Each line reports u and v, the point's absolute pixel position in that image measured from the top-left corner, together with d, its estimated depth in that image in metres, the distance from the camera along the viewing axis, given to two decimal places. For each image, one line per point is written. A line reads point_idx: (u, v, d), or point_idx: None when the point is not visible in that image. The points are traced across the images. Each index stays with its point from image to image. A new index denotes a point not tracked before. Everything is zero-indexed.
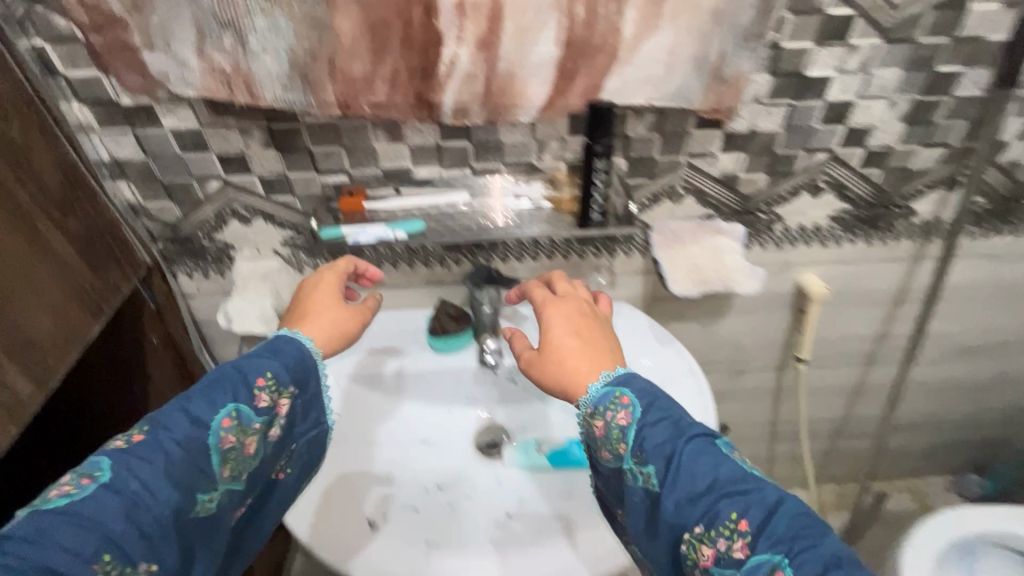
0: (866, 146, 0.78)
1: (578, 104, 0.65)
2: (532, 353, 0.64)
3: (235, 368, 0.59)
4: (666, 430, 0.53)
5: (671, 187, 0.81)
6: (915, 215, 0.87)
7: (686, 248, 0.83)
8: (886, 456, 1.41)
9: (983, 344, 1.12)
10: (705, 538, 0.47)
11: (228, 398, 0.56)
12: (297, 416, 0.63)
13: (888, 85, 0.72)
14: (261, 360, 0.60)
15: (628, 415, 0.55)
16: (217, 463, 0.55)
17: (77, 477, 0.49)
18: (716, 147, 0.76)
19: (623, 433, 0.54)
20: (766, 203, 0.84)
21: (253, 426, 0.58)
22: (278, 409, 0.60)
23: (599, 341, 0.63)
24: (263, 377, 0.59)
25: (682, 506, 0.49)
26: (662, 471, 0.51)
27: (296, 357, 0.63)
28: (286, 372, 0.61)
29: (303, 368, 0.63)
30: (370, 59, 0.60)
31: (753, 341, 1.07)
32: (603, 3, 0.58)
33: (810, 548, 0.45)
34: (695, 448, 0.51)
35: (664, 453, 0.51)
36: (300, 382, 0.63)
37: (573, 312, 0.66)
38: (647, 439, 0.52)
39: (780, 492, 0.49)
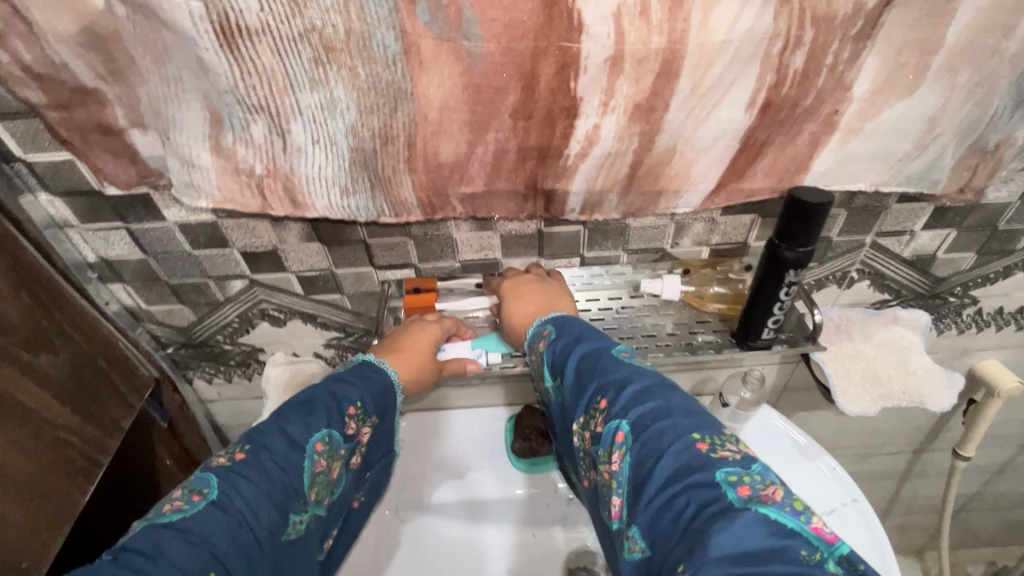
0: None
1: (761, 188, 0.45)
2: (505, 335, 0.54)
3: (329, 390, 0.45)
4: (568, 336, 0.46)
5: (843, 272, 0.60)
6: None
7: (854, 346, 0.63)
8: (1019, 533, 1.19)
9: None
10: (583, 424, 0.41)
11: (322, 422, 0.42)
12: (376, 441, 0.50)
13: None
14: (343, 375, 0.47)
15: (544, 334, 0.48)
16: (306, 486, 0.42)
17: (189, 492, 0.37)
18: (919, 224, 0.55)
19: (539, 353, 0.47)
20: (962, 285, 0.63)
21: (341, 452, 0.45)
22: (359, 437, 0.47)
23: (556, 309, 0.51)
24: (354, 406, 0.45)
25: (569, 399, 0.43)
26: (557, 371, 0.45)
27: (385, 384, 0.49)
28: (374, 396, 0.47)
29: (388, 400, 0.49)
30: (467, 138, 0.40)
31: (893, 426, 0.86)
32: (836, 50, 0.37)
33: (653, 412, 0.37)
34: (588, 346, 0.44)
35: (561, 359, 0.44)
36: (384, 406, 0.49)
37: (528, 280, 0.53)
38: (551, 349, 0.46)
39: (650, 373, 0.40)
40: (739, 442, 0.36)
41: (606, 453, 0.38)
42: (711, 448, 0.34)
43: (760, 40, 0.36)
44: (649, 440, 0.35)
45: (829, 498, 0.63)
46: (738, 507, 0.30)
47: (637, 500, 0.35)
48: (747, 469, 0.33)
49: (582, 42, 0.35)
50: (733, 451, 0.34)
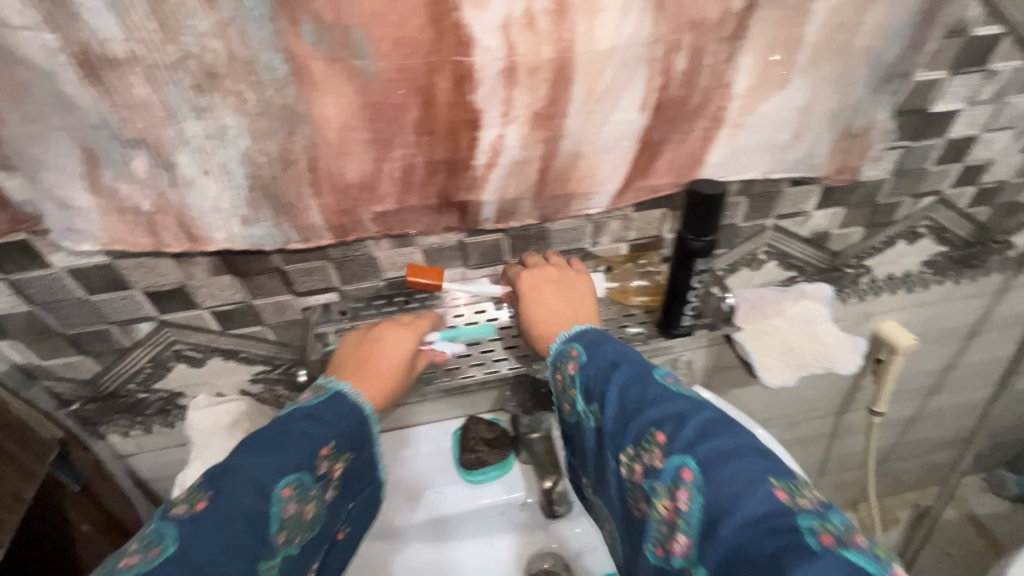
0: (977, 184, 0.64)
1: (663, 184, 0.47)
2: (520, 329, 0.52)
3: (300, 429, 0.41)
4: (604, 356, 0.41)
5: (751, 255, 0.64)
6: (1011, 248, 0.74)
7: (771, 323, 0.67)
8: (936, 474, 1.30)
9: None
10: (631, 456, 0.36)
11: (291, 463, 0.39)
12: (354, 479, 0.47)
13: (1018, 114, 0.57)
14: (314, 408, 0.43)
15: (572, 355, 0.43)
16: (274, 532, 0.38)
17: (145, 547, 0.35)
18: (811, 204, 0.60)
19: (567, 375, 0.43)
20: (856, 257, 0.68)
21: (314, 493, 0.41)
22: (334, 473, 0.44)
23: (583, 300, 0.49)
24: (327, 445, 0.42)
25: (612, 429, 0.38)
26: (594, 397, 0.40)
27: (356, 414, 0.45)
28: (347, 423, 0.45)
29: (362, 428, 0.46)
30: (371, 156, 0.39)
31: (815, 391, 0.92)
32: (712, 50, 0.39)
33: (725, 451, 0.33)
34: (632, 369, 0.39)
35: (599, 386, 0.39)
36: (362, 436, 0.46)
37: (551, 278, 0.50)
38: (586, 371, 0.41)
39: (707, 404, 0.37)
40: (809, 487, 0.34)
41: (666, 492, 0.34)
42: (791, 498, 0.31)
43: (643, 46, 0.38)
44: (722, 483, 0.32)
45: None
46: (830, 561, 0.28)
47: (709, 551, 0.31)
48: (829, 519, 0.30)
49: (474, 56, 0.36)
50: (813, 499, 0.32)
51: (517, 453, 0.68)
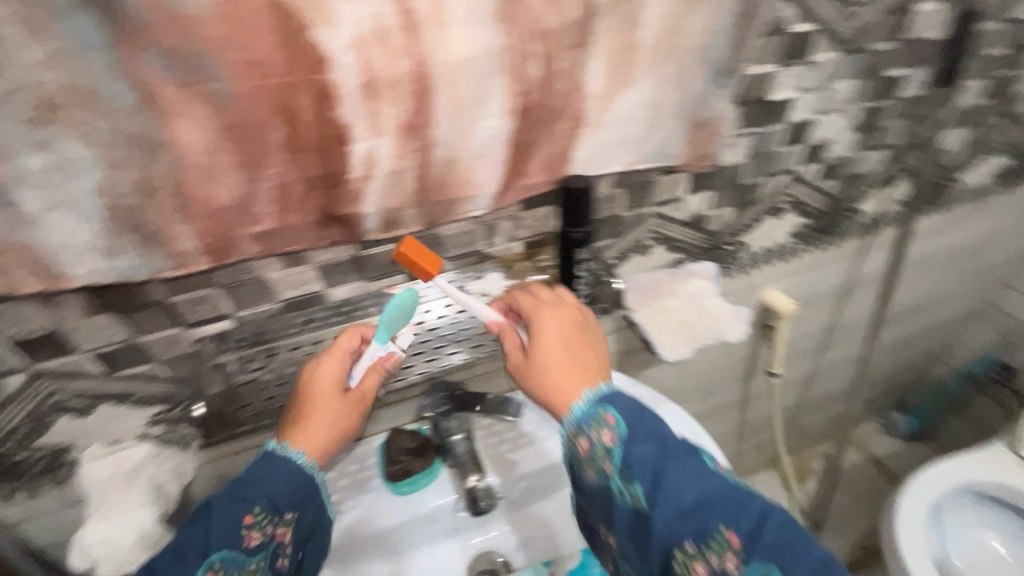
0: (822, 160, 0.72)
1: (539, 183, 0.50)
2: (519, 358, 0.50)
3: (223, 504, 0.46)
4: (649, 442, 0.42)
5: (639, 242, 0.69)
6: (861, 214, 0.84)
7: (663, 303, 0.73)
8: (839, 425, 1.43)
9: (914, 310, 1.14)
10: (700, 556, 0.39)
11: (212, 543, 0.44)
12: (309, 533, 0.51)
13: (843, 97, 0.66)
14: (247, 484, 0.47)
15: (609, 431, 0.43)
16: None
17: None
18: (683, 190, 0.66)
19: (607, 455, 0.43)
20: (732, 235, 0.75)
21: (253, 559, 0.46)
22: (279, 539, 0.48)
23: (596, 354, 0.49)
24: (252, 514, 0.46)
25: (671, 526, 0.40)
26: (647, 485, 0.41)
27: (296, 477, 0.49)
28: (285, 491, 0.48)
29: (306, 489, 0.50)
30: (241, 178, 0.39)
31: (720, 362, 1.00)
32: (562, 57, 0.43)
33: (798, 556, 0.37)
34: (688, 465, 0.41)
35: (653, 467, 0.41)
36: (305, 498, 0.50)
37: (572, 326, 0.50)
38: (632, 454, 0.42)
39: (764, 500, 0.41)
40: None
41: None
42: None
43: (496, 55, 0.41)
44: None
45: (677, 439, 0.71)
46: None
47: None
48: None
49: (331, 73, 0.37)
50: None
51: (442, 460, 0.68)
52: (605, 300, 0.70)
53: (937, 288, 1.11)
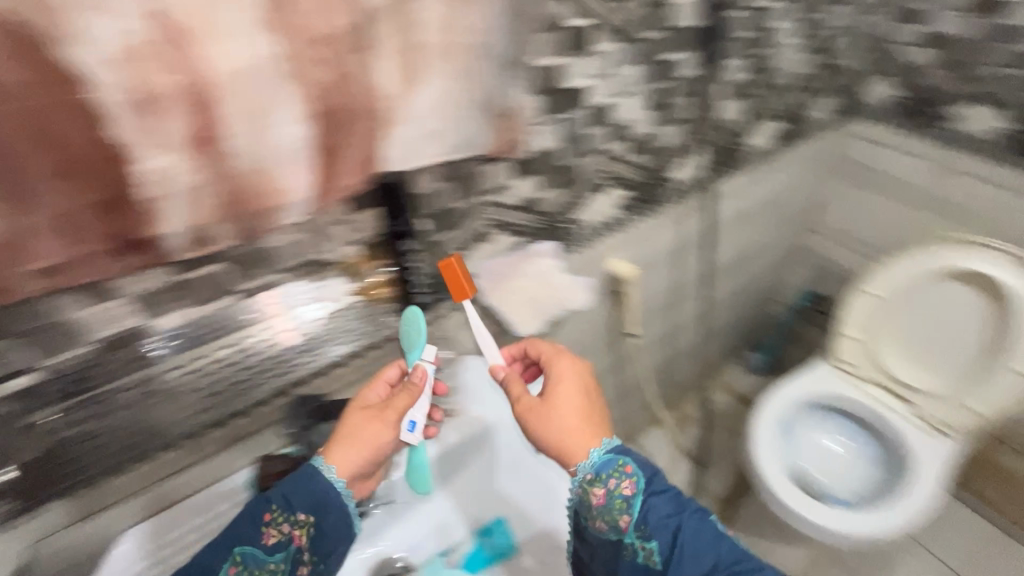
0: (629, 138, 0.82)
1: (355, 183, 0.52)
2: (532, 401, 0.62)
3: (256, 503, 0.55)
4: (667, 507, 0.54)
5: (479, 230, 0.73)
6: (674, 182, 0.96)
7: (515, 282, 0.78)
8: (705, 373, 1.61)
9: (740, 260, 1.32)
10: None
11: (237, 537, 0.54)
12: (326, 539, 0.58)
13: (632, 81, 0.75)
14: (277, 494, 0.55)
15: (630, 486, 0.55)
16: None
17: None
18: (509, 177, 0.71)
19: (626, 513, 0.54)
20: (564, 213, 0.82)
21: (270, 556, 0.54)
22: (296, 541, 0.56)
23: (602, 418, 0.61)
24: (269, 512, 0.55)
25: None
26: (662, 541, 0.52)
27: (323, 492, 0.57)
28: (306, 503, 0.56)
29: (327, 501, 0.57)
30: (7, 213, 0.37)
31: (588, 334, 1.08)
32: (346, 60, 0.45)
33: None
34: (699, 533, 0.52)
35: (669, 526, 0.52)
36: (322, 508, 0.57)
37: (577, 382, 0.63)
38: (650, 513, 0.53)
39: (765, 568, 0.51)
40: None
41: None
42: None
43: (277, 63, 0.42)
44: None
45: None
46: None
47: None
48: None
49: (93, 93, 0.36)
50: None
51: None
52: (451, 289, 0.74)
53: (753, 239, 1.30)
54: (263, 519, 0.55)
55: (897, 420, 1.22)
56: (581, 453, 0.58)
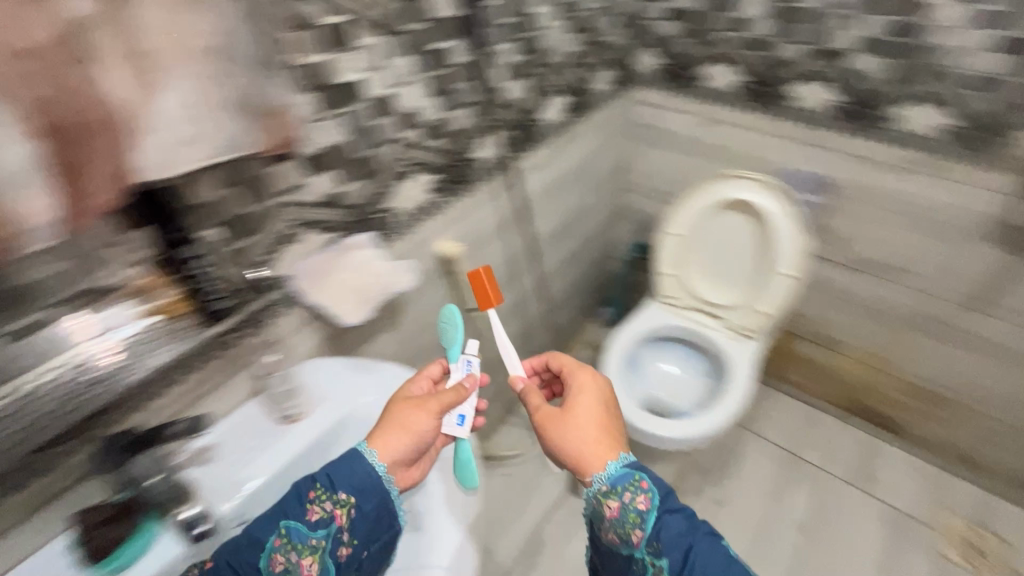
0: (421, 124, 0.88)
1: (111, 199, 0.51)
2: (549, 411, 0.76)
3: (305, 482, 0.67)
4: (677, 527, 0.61)
5: (282, 232, 0.75)
6: (479, 161, 1.04)
7: (333, 277, 0.81)
8: (563, 334, 1.76)
9: (565, 225, 1.47)
10: None
11: (288, 511, 0.64)
12: (365, 523, 0.69)
13: (406, 71, 0.81)
14: (323, 476, 0.67)
15: (642, 502, 0.64)
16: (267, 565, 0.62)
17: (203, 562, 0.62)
18: (303, 175, 0.73)
19: (640, 528, 0.63)
20: (374, 204, 0.86)
21: (310, 534, 0.64)
22: (336, 520, 0.66)
23: (613, 435, 0.74)
24: (314, 490, 0.66)
25: None
26: (669, 555, 0.60)
27: (365, 474, 0.69)
28: (350, 485, 0.68)
29: (368, 485, 0.69)
30: None
31: (435, 317, 1.14)
32: (62, 74, 0.44)
33: None
34: (704, 553, 0.60)
35: (678, 542, 0.60)
36: (363, 493, 0.68)
37: (591, 402, 0.76)
38: (663, 530, 0.62)
39: None
40: None
41: None
42: None
43: None
44: None
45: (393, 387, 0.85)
46: None
47: None
48: None
49: None
50: None
51: (159, 515, 0.63)
52: (257, 291, 0.75)
53: (572, 204, 1.46)
54: (308, 497, 0.66)
55: (712, 333, 1.44)
56: (593, 467, 0.70)
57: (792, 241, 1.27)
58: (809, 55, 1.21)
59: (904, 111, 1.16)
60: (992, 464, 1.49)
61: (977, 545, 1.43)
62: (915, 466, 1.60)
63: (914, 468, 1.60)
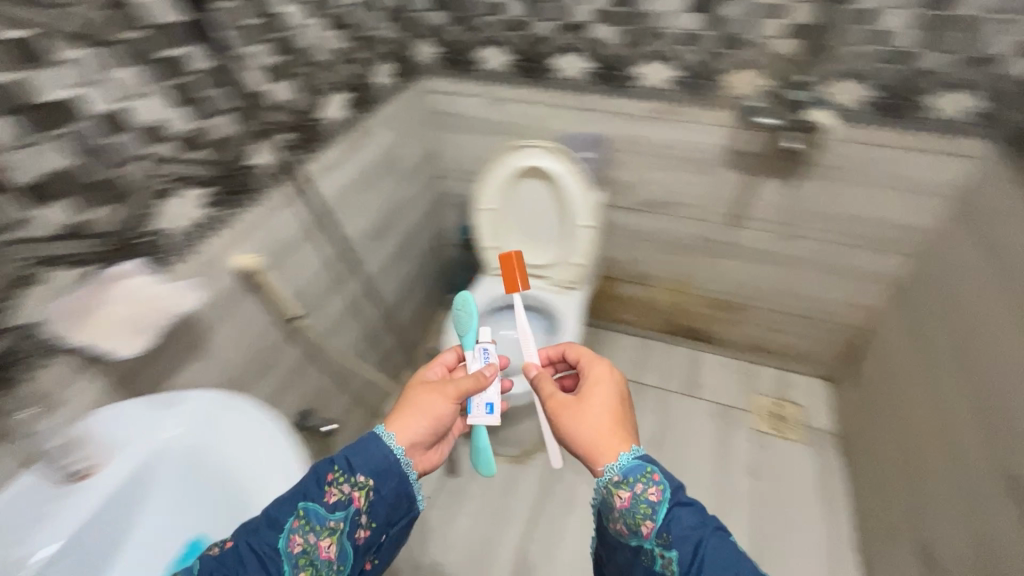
0: (172, 137, 0.84)
1: None
2: (562, 399, 0.80)
3: (327, 463, 0.71)
4: (689, 522, 0.64)
5: (17, 274, 0.68)
6: (260, 167, 1.02)
7: (101, 314, 0.74)
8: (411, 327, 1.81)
9: (381, 221, 1.50)
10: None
11: (306, 491, 0.67)
12: (382, 507, 0.73)
13: (133, 83, 0.77)
14: (342, 458, 0.71)
15: (654, 491, 0.67)
16: (282, 551, 0.64)
17: (219, 545, 0.64)
18: (25, 209, 0.68)
19: (649, 518, 0.66)
20: (135, 227, 0.81)
21: (328, 515, 0.67)
22: (354, 502, 0.70)
23: (628, 430, 0.76)
24: (331, 473, 0.70)
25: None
26: (675, 545, 0.63)
27: (383, 456, 0.74)
28: (368, 467, 0.72)
29: (385, 467, 0.74)
30: None
31: (254, 336, 1.10)
32: None
33: None
34: (712, 547, 0.63)
35: (688, 536, 0.63)
36: (380, 475, 0.73)
37: (608, 398, 0.78)
38: (672, 524, 0.64)
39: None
40: None
41: None
42: None
43: None
44: None
45: (199, 412, 0.80)
46: None
47: None
48: None
49: None
50: None
51: None
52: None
53: (383, 199, 1.49)
54: (326, 479, 0.69)
55: (541, 293, 1.57)
56: (606, 457, 0.71)
57: (581, 196, 1.43)
58: (557, 31, 1.38)
59: (640, 69, 1.37)
60: (781, 347, 1.82)
61: (781, 413, 1.76)
62: (730, 363, 1.91)
63: (729, 365, 1.90)
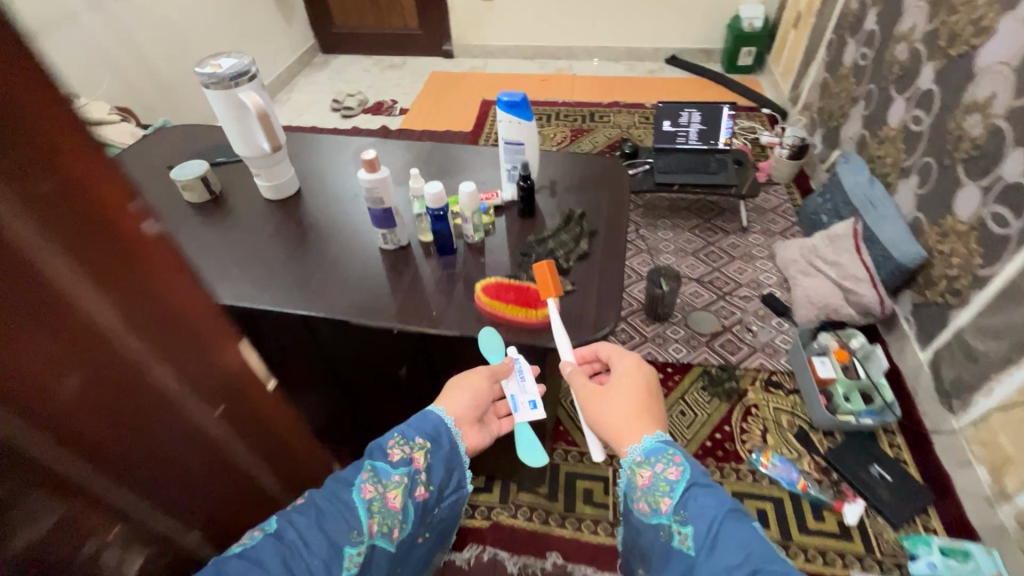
0: None
1: None
2: (588, 390, 0.75)
3: (386, 436, 0.67)
4: (709, 502, 0.59)
5: None
6: None
7: None
8: None
9: None
10: None
11: (372, 455, 0.63)
12: (437, 473, 0.69)
13: None
14: (402, 426, 0.70)
15: (675, 467, 0.63)
16: (364, 515, 0.57)
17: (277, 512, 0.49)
18: None
19: (666, 498, 0.62)
20: None
21: (386, 483, 0.61)
22: (415, 465, 0.66)
23: (657, 410, 0.72)
24: (392, 440, 0.67)
25: (704, 555, 0.56)
26: (686, 520, 0.59)
27: (433, 423, 0.72)
28: (422, 432, 0.70)
29: (437, 432, 0.72)
30: None
31: None
32: None
33: None
34: (726, 530, 0.57)
35: (710, 518, 0.58)
36: (435, 440, 0.71)
37: (636, 383, 0.74)
38: (690, 502, 0.60)
39: None
40: None
41: None
42: None
43: None
44: None
45: None
46: None
47: None
48: None
49: None
50: None
51: None
52: None
53: None
54: (387, 445, 0.66)
55: None
56: (631, 438, 0.68)
57: None
58: None
59: None
60: None
61: None
62: None
63: None
